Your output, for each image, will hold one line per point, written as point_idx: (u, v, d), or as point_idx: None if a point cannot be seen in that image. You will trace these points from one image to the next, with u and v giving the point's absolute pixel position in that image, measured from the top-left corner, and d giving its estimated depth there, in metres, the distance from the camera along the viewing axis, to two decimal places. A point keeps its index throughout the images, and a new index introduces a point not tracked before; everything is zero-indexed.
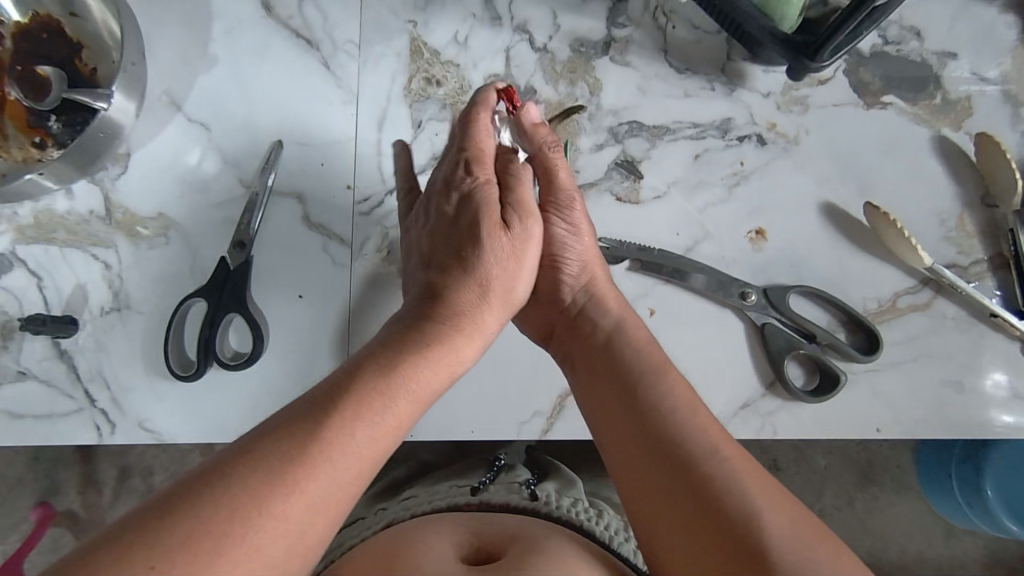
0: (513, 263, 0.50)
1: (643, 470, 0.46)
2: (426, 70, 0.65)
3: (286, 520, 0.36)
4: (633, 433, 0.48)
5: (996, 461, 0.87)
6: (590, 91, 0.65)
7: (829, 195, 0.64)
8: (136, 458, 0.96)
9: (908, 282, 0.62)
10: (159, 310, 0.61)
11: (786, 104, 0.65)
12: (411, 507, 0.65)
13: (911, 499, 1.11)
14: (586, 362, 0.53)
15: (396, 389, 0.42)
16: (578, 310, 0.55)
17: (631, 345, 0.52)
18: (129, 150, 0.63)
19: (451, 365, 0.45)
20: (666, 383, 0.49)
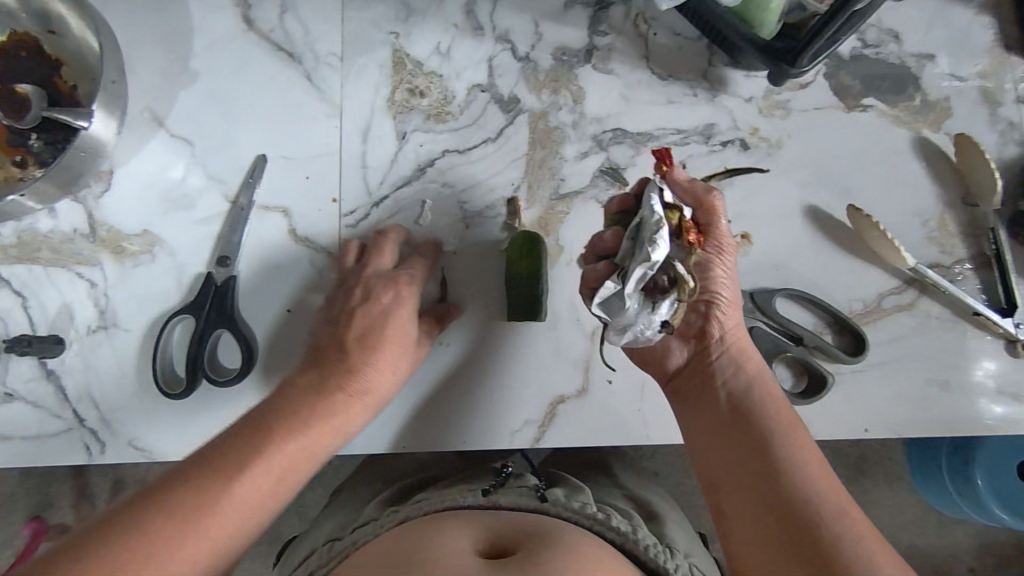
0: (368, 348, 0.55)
1: (752, 515, 0.47)
2: (409, 81, 0.65)
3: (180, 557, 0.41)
4: (747, 477, 0.49)
5: (986, 452, 0.88)
6: (573, 99, 0.65)
7: (812, 198, 0.64)
8: (129, 472, 0.96)
9: (892, 283, 0.63)
10: (146, 328, 0.60)
11: (768, 109, 0.66)
12: (423, 504, 0.65)
13: (903, 492, 1.12)
14: (708, 409, 0.53)
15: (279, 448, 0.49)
16: (725, 354, 0.54)
17: (762, 396, 0.52)
18: (113, 167, 0.62)
19: (332, 428, 0.52)
20: (793, 443, 0.49)
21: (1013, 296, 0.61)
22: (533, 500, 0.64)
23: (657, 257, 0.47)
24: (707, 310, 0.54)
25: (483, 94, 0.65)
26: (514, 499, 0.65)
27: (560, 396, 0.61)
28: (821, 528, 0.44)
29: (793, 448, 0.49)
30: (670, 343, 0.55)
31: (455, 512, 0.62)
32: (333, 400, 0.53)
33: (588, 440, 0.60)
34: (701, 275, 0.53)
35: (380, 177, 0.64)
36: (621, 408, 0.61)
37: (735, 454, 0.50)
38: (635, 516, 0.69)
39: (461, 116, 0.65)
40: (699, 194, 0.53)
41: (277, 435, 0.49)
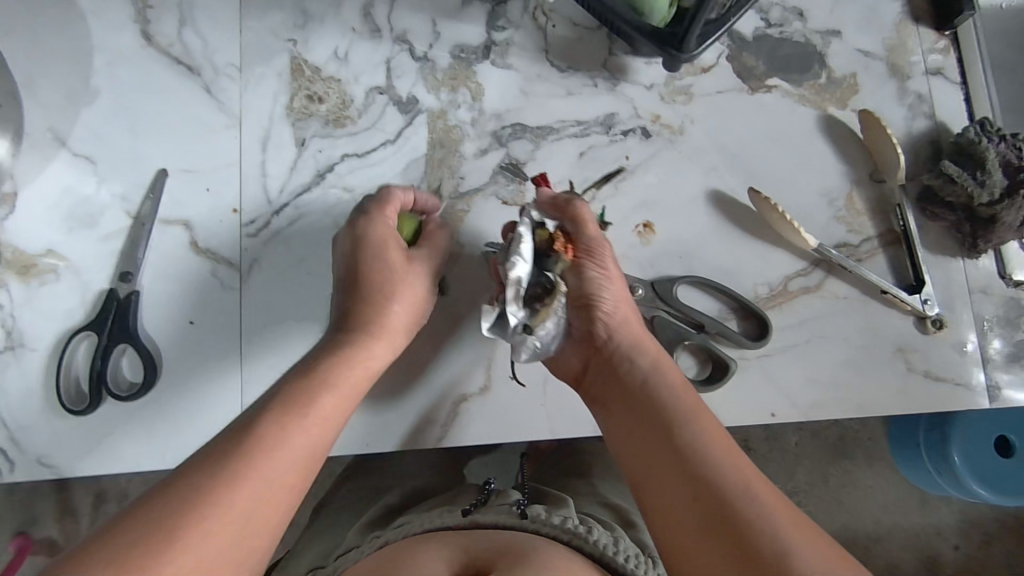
0: (392, 284, 0.56)
1: (670, 501, 0.47)
2: (308, 87, 0.65)
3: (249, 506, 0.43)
4: (662, 470, 0.48)
5: (961, 429, 0.86)
6: (472, 96, 0.65)
7: (717, 184, 0.63)
8: (113, 482, 1.01)
9: (800, 265, 0.62)
10: (52, 345, 0.61)
11: (670, 95, 0.65)
12: (403, 528, 0.65)
13: (882, 472, 1.12)
14: (618, 408, 0.53)
15: (318, 393, 0.50)
16: (616, 354, 0.54)
17: (670, 390, 0.52)
18: (16, 188, 0.63)
19: (363, 370, 0.53)
20: (700, 425, 0.49)
21: (920, 273, 0.61)
22: (512, 516, 0.64)
23: (518, 273, 0.48)
24: (590, 313, 0.54)
25: (382, 97, 0.65)
26: (492, 516, 0.64)
27: (464, 395, 0.61)
28: (733, 504, 0.44)
29: (702, 429, 0.49)
30: (566, 349, 0.56)
31: (433, 534, 0.62)
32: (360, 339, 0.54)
33: (491, 439, 0.60)
34: (577, 279, 0.54)
35: (280, 185, 0.64)
36: (524, 405, 0.61)
37: (648, 442, 0.50)
38: (620, 529, 0.69)
39: (360, 119, 0.64)
40: (563, 206, 0.56)
41: (315, 387, 0.50)
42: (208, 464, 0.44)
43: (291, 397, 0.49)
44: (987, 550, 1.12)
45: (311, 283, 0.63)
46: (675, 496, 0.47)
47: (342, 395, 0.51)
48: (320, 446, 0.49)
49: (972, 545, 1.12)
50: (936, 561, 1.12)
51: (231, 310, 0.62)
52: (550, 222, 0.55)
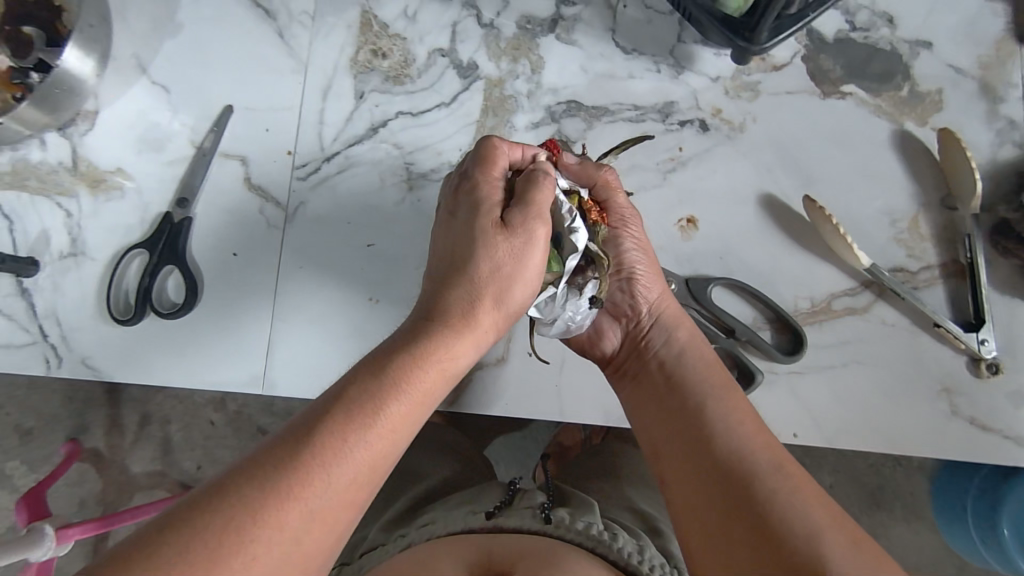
0: (508, 268, 0.46)
1: (697, 491, 0.45)
2: (373, 42, 0.66)
3: (321, 495, 0.37)
4: (689, 456, 0.47)
5: (1014, 502, 0.83)
6: (532, 68, 0.64)
7: (770, 188, 0.60)
8: (156, 407, 1.08)
9: (848, 284, 0.59)
10: (109, 257, 0.65)
11: (735, 90, 0.62)
12: (431, 530, 0.67)
13: (920, 527, 1.05)
14: (651, 391, 0.52)
15: (390, 393, 0.41)
16: (654, 327, 0.55)
17: (695, 360, 0.52)
18: (97, 108, 0.67)
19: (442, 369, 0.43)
20: (736, 412, 0.48)
21: (982, 311, 0.56)
22: (537, 522, 0.65)
23: (579, 244, 0.50)
24: (630, 285, 0.55)
25: (443, 59, 0.65)
26: (517, 521, 0.66)
27: (480, 362, 0.61)
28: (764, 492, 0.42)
29: (737, 417, 0.47)
30: (604, 324, 0.57)
31: (460, 536, 0.64)
32: (440, 328, 0.45)
33: (499, 409, 0.60)
34: (614, 249, 0.55)
35: (334, 134, 0.65)
36: (537, 381, 0.60)
37: (678, 430, 0.49)
38: (645, 538, 0.69)
39: (419, 79, 0.65)
40: (584, 172, 0.55)
41: (391, 378, 0.41)
42: (282, 450, 0.38)
43: (361, 385, 0.41)
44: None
45: (348, 232, 0.64)
46: (690, 470, 0.46)
47: (417, 389, 0.42)
48: (395, 441, 0.41)
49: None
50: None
51: (272, 247, 0.64)
52: (582, 189, 0.54)
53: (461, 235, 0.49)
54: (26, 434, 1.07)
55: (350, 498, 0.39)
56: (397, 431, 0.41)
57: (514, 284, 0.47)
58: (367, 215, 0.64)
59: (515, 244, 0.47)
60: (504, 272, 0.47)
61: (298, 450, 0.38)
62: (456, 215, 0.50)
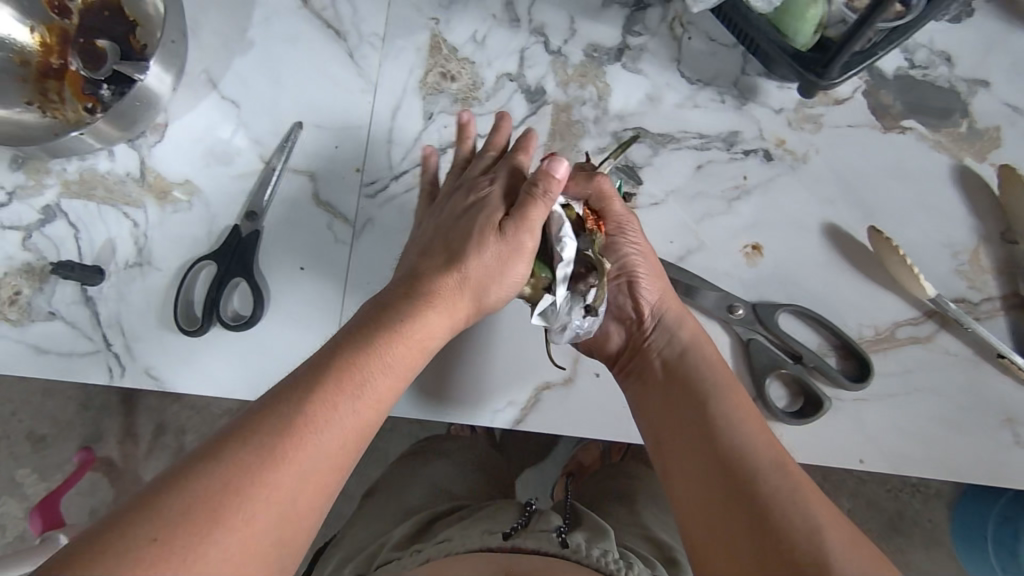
0: (496, 264, 0.51)
1: (696, 487, 0.49)
2: (443, 65, 0.68)
3: (317, 459, 0.41)
4: (690, 455, 0.51)
5: None
6: (598, 95, 0.66)
7: (833, 217, 0.62)
8: (172, 416, 1.06)
9: (911, 313, 0.60)
10: (175, 267, 0.66)
11: (798, 122, 0.64)
12: (450, 543, 0.67)
13: (938, 555, 1.07)
14: (654, 392, 0.56)
15: (379, 367, 0.46)
16: (656, 328, 0.58)
17: (697, 362, 0.56)
18: (167, 121, 0.68)
19: (420, 344, 0.48)
20: (732, 412, 0.52)
21: None
22: (555, 545, 0.65)
23: (568, 252, 0.53)
24: (631, 289, 0.58)
25: (511, 83, 0.67)
26: (533, 543, 0.65)
27: (547, 382, 0.61)
28: (757, 485, 0.46)
29: (733, 415, 0.51)
30: (609, 327, 0.60)
31: (478, 553, 0.63)
32: (418, 310, 0.49)
33: (565, 430, 0.60)
34: (616, 256, 0.58)
35: (403, 153, 0.67)
36: (603, 402, 0.61)
37: (677, 431, 0.53)
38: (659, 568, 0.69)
39: (487, 102, 0.67)
40: (580, 184, 0.57)
41: (378, 349, 0.46)
42: (282, 417, 0.41)
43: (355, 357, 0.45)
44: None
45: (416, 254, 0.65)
46: (693, 463, 0.50)
47: (398, 370, 0.47)
48: (378, 411, 0.45)
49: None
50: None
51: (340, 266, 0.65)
52: (579, 204, 0.57)
53: (458, 233, 0.53)
54: (40, 442, 1.06)
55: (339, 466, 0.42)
56: (381, 404, 0.46)
57: (494, 280, 0.51)
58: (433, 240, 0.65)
59: (506, 252, 0.51)
60: (491, 265, 0.51)
61: (292, 414, 0.41)
62: (461, 210, 0.55)
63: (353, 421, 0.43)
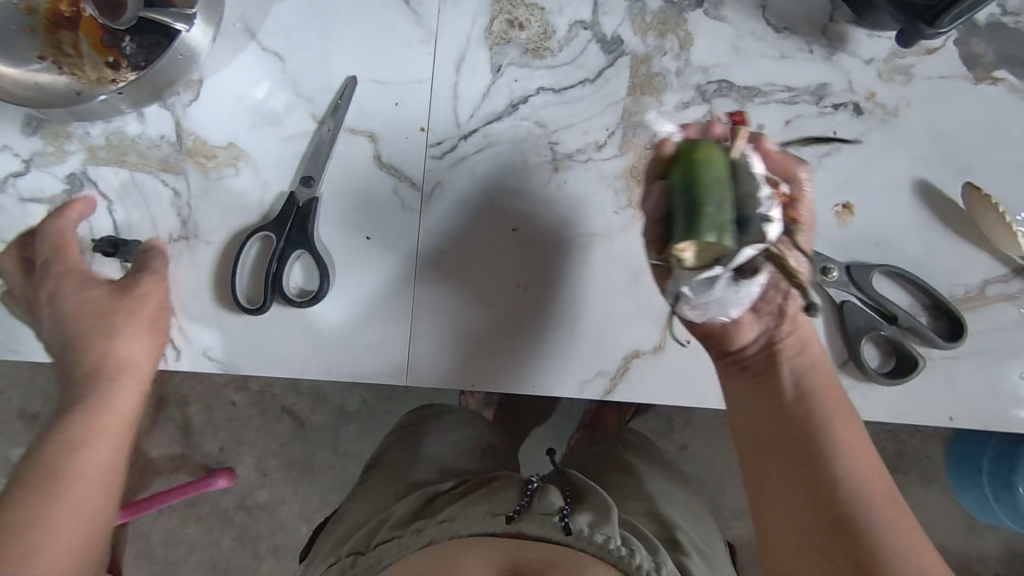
0: (143, 313, 0.54)
1: (794, 515, 0.47)
2: (509, 11, 0.62)
3: (80, 501, 0.47)
4: (795, 479, 0.48)
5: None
6: (680, 45, 0.62)
7: (926, 174, 0.60)
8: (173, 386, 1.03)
9: (999, 271, 0.59)
10: (226, 241, 0.60)
11: (889, 74, 0.61)
12: (444, 526, 0.63)
13: (935, 491, 1.13)
14: (764, 404, 0.51)
15: (87, 438, 0.49)
16: (794, 334, 0.52)
17: (815, 378, 0.51)
18: (203, 77, 0.61)
19: (118, 422, 0.51)
20: (849, 441, 0.49)
21: None
22: (556, 533, 0.61)
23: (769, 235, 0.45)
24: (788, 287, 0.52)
25: (585, 32, 0.62)
26: (535, 528, 0.61)
27: (637, 351, 0.59)
28: (862, 525, 0.45)
29: (850, 445, 0.48)
30: (744, 321, 0.52)
31: (478, 539, 0.61)
32: (109, 390, 0.51)
33: (657, 398, 0.59)
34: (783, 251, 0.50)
35: (471, 110, 0.61)
36: (694, 367, 0.59)
37: (784, 453, 0.49)
38: (658, 542, 0.67)
39: (560, 53, 0.62)
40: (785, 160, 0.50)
41: (74, 420, 0.49)
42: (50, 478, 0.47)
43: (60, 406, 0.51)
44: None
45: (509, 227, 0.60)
46: (794, 489, 0.48)
47: (117, 408, 0.51)
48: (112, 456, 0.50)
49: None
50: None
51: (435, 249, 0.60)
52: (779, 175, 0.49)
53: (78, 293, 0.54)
54: (36, 419, 0.99)
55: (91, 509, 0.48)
56: (115, 443, 0.50)
57: (147, 334, 0.54)
58: (548, 226, 0.60)
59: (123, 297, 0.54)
60: (110, 302, 0.54)
61: (30, 492, 0.46)
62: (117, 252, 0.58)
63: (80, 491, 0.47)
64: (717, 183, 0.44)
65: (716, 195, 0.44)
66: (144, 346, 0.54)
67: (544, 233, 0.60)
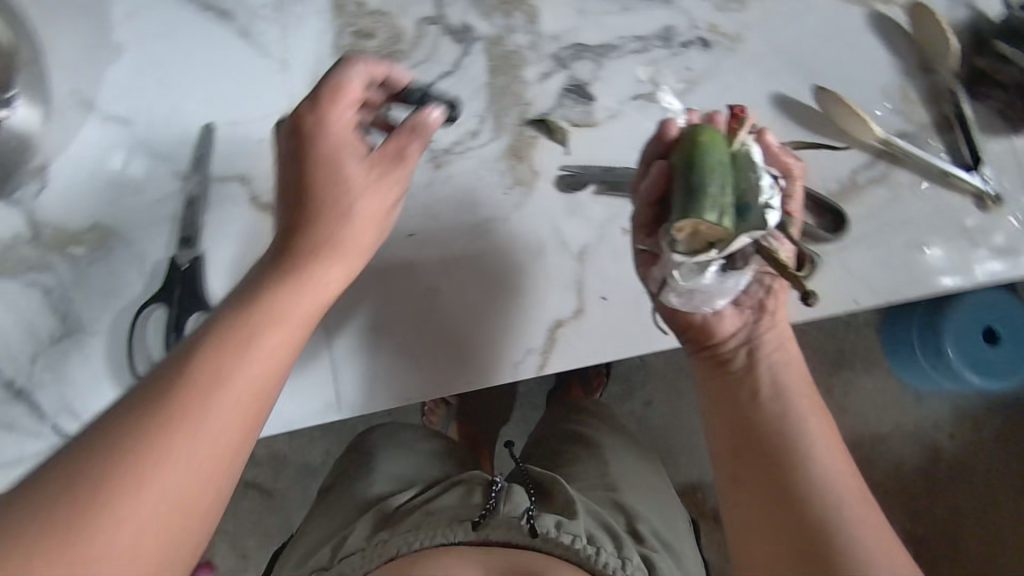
0: (303, 286, 0.43)
1: (761, 508, 0.51)
2: (354, 23, 0.61)
3: (174, 478, 0.35)
4: (762, 474, 0.52)
5: (952, 327, 1.05)
6: (527, 19, 0.63)
7: (780, 87, 0.64)
8: None
9: (863, 159, 0.64)
10: (113, 325, 0.56)
11: (724, 3, 0.64)
12: (410, 540, 0.63)
13: (881, 376, 1.23)
14: (738, 403, 0.55)
15: (182, 412, 0.37)
16: (771, 329, 0.57)
17: (789, 376, 0.56)
18: (44, 161, 0.57)
19: (257, 386, 0.39)
20: (817, 439, 0.52)
21: (977, 153, 0.63)
22: (521, 535, 0.63)
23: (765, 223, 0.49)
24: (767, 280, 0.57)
25: (433, 27, 0.62)
26: (502, 534, 0.63)
27: (558, 320, 0.60)
28: (821, 516, 0.48)
29: (818, 444, 0.52)
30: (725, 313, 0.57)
31: (445, 549, 0.62)
32: (229, 339, 0.39)
33: (591, 360, 0.59)
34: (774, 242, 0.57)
35: None
36: (617, 320, 0.60)
37: (754, 451, 0.53)
38: (627, 537, 0.68)
39: (414, 52, 0.62)
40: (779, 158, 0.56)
41: (216, 389, 0.38)
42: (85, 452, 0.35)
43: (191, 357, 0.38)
44: (981, 432, 1.23)
45: (429, 245, 0.59)
46: (761, 484, 0.52)
47: (240, 377, 0.39)
48: (232, 441, 0.38)
49: (966, 434, 1.23)
50: (937, 452, 1.23)
51: (366, 282, 0.59)
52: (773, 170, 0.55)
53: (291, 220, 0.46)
54: None
55: (195, 505, 0.36)
56: (245, 420, 0.39)
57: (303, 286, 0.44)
58: (480, 250, 0.60)
59: (331, 253, 0.45)
60: (299, 265, 0.44)
61: (79, 480, 0.34)
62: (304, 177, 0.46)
63: (185, 473, 0.36)
64: (718, 166, 0.48)
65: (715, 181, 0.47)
66: (306, 306, 0.43)
67: (482, 256, 0.60)
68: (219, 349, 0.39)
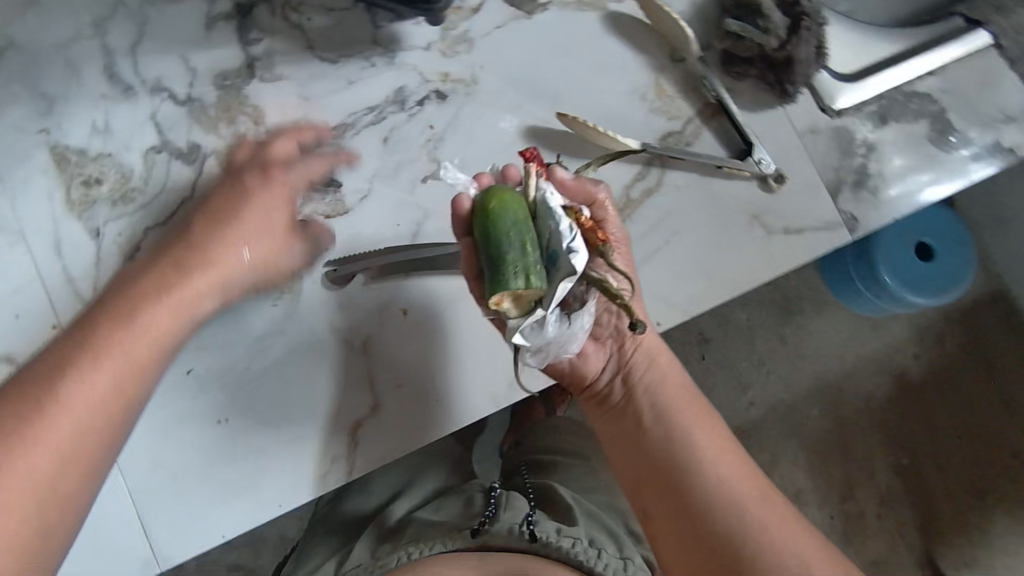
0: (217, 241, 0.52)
1: (678, 539, 0.49)
2: (79, 173, 0.58)
3: (72, 435, 0.42)
4: (670, 505, 0.50)
5: (881, 252, 0.92)
6: (254, 121, 0.60)
7: (529, 121, 0.61)
8: None
9: (635, 170, 0.60)
10: None
11: (451, 48, 0.62)
12: (411, 550, 0.59)
13: (839, 313, 1.10)
14: (628, 435, 0.53)
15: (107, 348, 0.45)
16: (637, 349, 0.54)
17: (669, 391, 0.53)
18: None
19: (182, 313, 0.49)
20: (712, 448, 0.51)
21: (746, 135, 0.60)
22: (521, 541, 0.59)
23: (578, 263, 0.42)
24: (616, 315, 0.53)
25: (161, 155, 0.59)
26: (502, 539, 0.60)
27: (356, 421, 0.58)
28: (734, 533, 0.47)
29: (714, 453, 0.50)
30: (589, 350, 0.53)
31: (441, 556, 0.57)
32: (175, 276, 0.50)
33: (398, 451, 0.58)
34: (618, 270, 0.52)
35: (90, 285, 0.57)
36: (418, 405, 0.59)
37: (656, 482, 0.51)
38: (629, 538, 0.66)
39: (147, 187, 0.59)
40: (575, 189, 0.50)
41: (145, 311, 0.47)
42: (112, 304, 0.47)
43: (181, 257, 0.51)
44: (947, 348, 1.11)
45: (234, 390, 0.57)
46: (672, 515, 0.50)
47: (176, 302, 0.49)
48: (164, 341, 0.48)
49: (932, 351, 1.11)
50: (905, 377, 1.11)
51: (189, 437, 0.56)
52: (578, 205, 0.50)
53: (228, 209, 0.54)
54: None
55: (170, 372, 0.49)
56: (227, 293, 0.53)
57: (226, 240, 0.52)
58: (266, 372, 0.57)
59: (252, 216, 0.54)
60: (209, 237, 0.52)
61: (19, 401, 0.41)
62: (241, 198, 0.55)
63: (103, 408, 0.44)
64: (516, 228, 0.43)
65: (512, 240, 0.43)
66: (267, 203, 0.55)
67: (296, 371, 0.57)
68: (176, 271, 0.50)
